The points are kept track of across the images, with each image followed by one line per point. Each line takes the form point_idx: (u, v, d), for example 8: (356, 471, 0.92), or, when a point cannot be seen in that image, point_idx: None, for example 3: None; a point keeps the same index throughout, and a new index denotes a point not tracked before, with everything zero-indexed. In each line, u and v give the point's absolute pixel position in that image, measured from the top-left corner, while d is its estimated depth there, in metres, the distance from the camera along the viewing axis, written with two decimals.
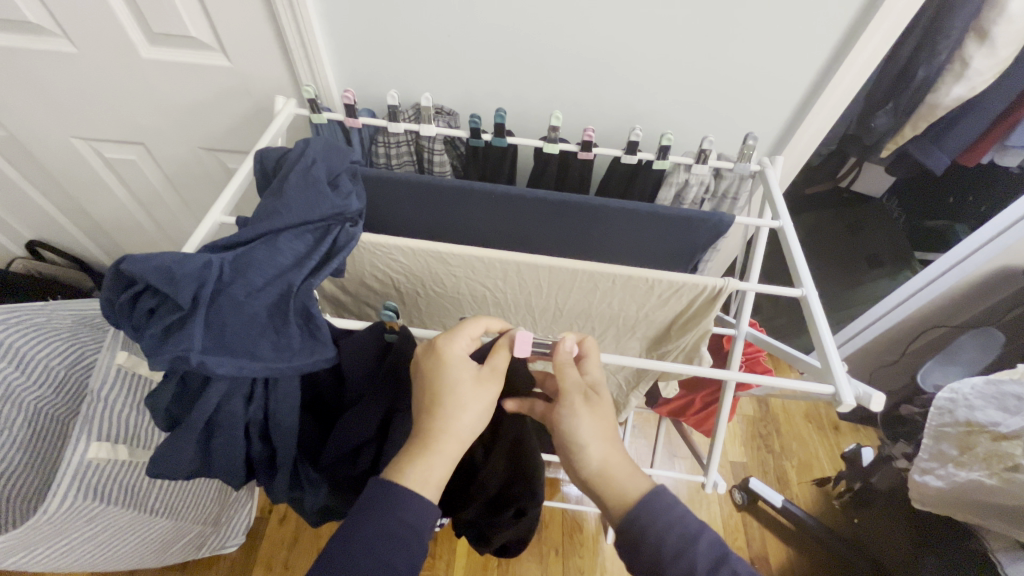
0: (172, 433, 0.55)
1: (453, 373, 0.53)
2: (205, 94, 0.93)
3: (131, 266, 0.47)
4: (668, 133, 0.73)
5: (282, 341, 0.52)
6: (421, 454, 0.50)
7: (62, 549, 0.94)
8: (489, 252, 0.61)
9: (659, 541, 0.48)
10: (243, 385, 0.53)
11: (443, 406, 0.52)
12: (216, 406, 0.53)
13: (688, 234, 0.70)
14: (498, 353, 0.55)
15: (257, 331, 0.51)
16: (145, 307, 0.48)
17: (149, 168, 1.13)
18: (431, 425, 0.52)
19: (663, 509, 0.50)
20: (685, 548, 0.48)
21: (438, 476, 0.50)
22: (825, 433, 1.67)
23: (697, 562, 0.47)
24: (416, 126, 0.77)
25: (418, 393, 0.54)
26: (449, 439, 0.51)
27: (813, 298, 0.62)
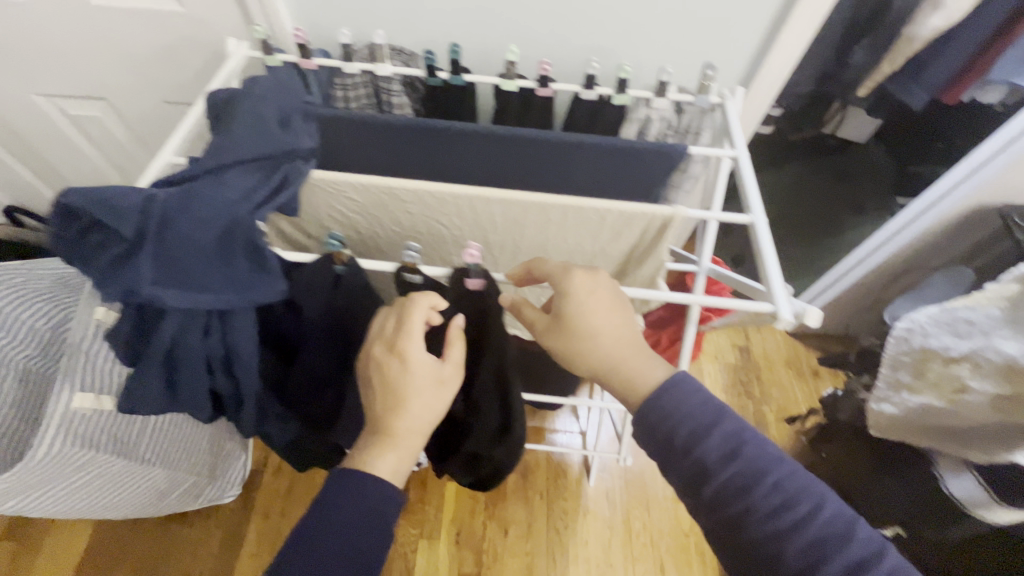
0: (135, 368, 0.57)
1: (414, 380, 0.57)
2: (162, 43, 0.91)
3: (73, 197, 0.48)
4: (625, 66, 0.73)
5: (233, 275, 0.53)
6: (390, 449, 0.57)
7: (58, 495, 0.98)
8: (439, 185, 0.62)
9: (672, 436, 0.49)
10: (198, 317, 0.55)
11: (404, 407, 0.57)
12: (174, 339, 0.55)
13: (643, 167, 0.71)
14: (454, 345, 0.60)
15: (207, 264, 0.52)
16: (93, 241, 0.49)
17: (116, 125, 1.12)
18: (396, 424, 0.57)
19: (675, 409, 0.50)
20: (696, 443, 0.48)
21: (403, 464, 0.58)
22: (804, 378, 1.73)
23: (709, 455, 0.47)
24: (372, 67, 0.76)
25: (379, 393, 0.57)
26: (411, 433, 0.58)
27: (762, 223, 0.61)
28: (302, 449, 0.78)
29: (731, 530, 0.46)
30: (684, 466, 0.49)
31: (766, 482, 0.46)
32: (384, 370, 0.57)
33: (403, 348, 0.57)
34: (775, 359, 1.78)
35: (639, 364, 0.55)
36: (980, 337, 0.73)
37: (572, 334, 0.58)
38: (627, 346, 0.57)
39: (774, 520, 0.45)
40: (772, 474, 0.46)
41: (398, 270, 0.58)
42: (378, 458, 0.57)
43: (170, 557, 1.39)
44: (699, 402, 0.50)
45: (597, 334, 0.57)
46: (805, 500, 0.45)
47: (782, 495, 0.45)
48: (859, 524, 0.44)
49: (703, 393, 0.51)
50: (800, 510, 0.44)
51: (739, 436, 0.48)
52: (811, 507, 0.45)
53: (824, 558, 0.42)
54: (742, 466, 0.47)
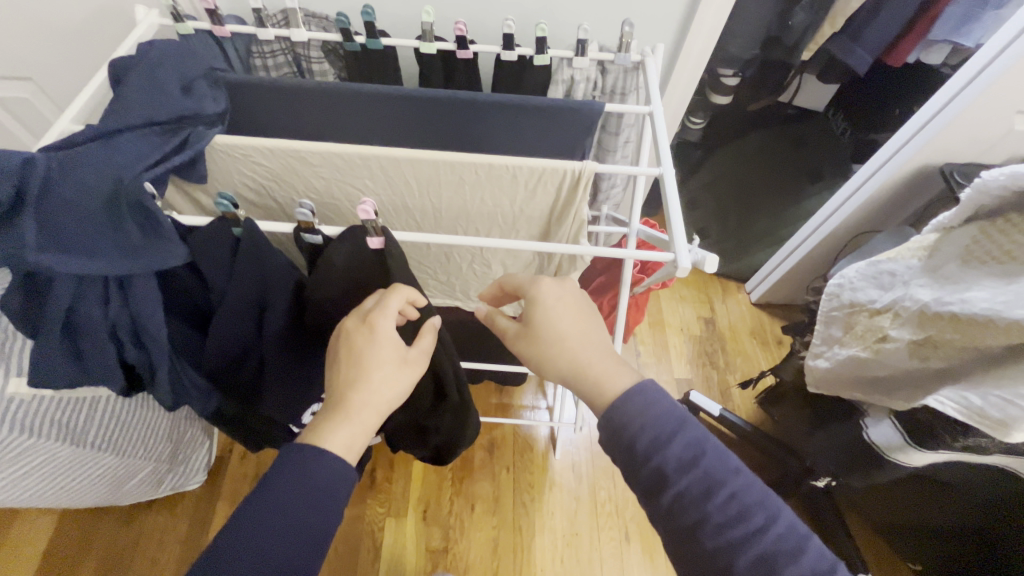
0: (37, 340, 0.56)
1: (382, 351, 0.59)
2: (81, 16, 0.88)
3: None
4: (542, 23, 0.72)
5: (122, 239, 0.52)
6: (344, 424, 0.56)
7: (4, 482, 0.98)
8: (345, 146, 0.60)
9: (633, 442, 0.48)
10: (96, 283, 0.54)
11: (368, 378, 0.58)
12: (73, 307, 0.54)
13: (560, 127, 0.70)
14: (424, 335, 0.65)
15: (95, 227, 0.51)
16: None
17: (47, 106, 1.09)
18: (353, 396, 0.57)
19: (636, 413, 0.48)
20: (657, 449, 0.47)
21: (357, 442, 0.56)
22: (767, 347, 1.76)
23: (668, 462, 0.46)
24: (287, 32, 0.74)
25: (344, 360, 0.59)
26: (367, 409, 0.57)
27: (670, 175, 0.61)
28: (237, 417, 0.79)
29: (685, 541, 0.45)
30: (643, 473, 0.48)
31: (721, 493, 0.45)
32: (351, 339, 0.59)
33: (375, 318, 0.59)
34: (740, 328, 1.80)
35: (606, 367, 0.55)
36: (901, 287, 0.75)
37: (540, 338, 0.59)
38: (594, 349, 0.57)
39: (727, 533, 0.44)
40: (729, 486, 0.45)
41: (296, 230, 0.59)
42: (331, 432, 0.55)
43: (136, 545, 1.39)
44: (663, 408, 0.48)
45: (562, 337, 0.58)
46: (759, 512, 0.44)
47: (737, 507, 0.44)
48: (812, 540, 0.43)
49: (667, 401, 0.49)
50: (754, 524, 0.43)
51: (700, 445, 0.47)
52: (766, 520, 0.44)
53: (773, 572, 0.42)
54: (700, 476, 0.45)
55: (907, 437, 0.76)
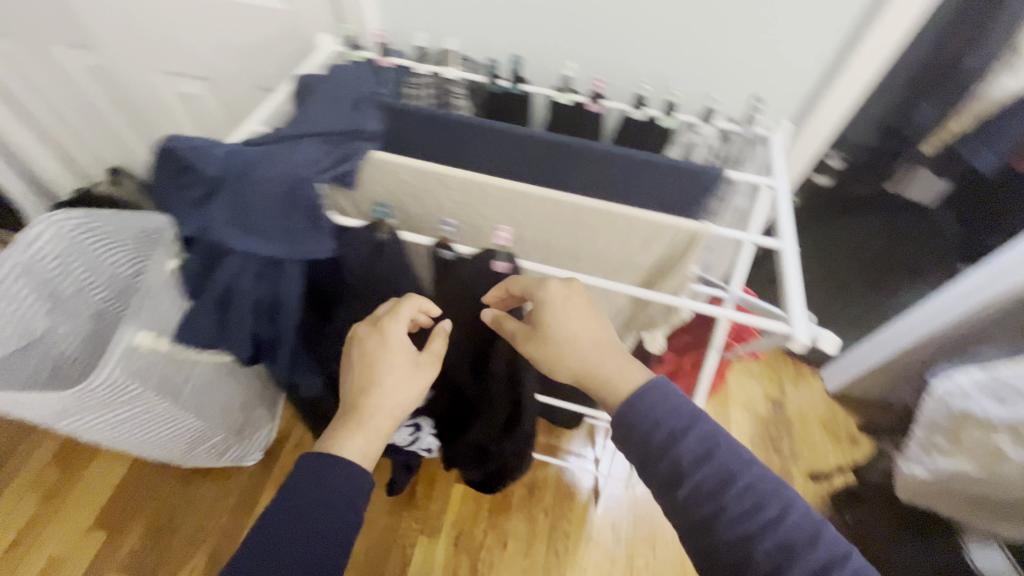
0: (197, 300, 0.65)
1: (392, 355, 0.64)
2: (266, 35, 1.04)
3: (178, 143, 0.57)
4: (675, 90, 0.77)
5: (289, 226, 0.59)
6: (357, 430, 0.61)
7: (107, 422, 1.08)
8: (485, 176, 0.66)
9: (648, 438, 0.50)
10: (256, 262, 0.61)
11: (379, 386, 0.63)
12: (233, 277, 0.62)
13: (678, 186, 0.73)
14: (436, 339, 0.67)
15: (270, 214, 0.58)
16: (183, 181, 0.58)
17: (213, 104, 1.25)
18: (368, 401, 0.62)
19: (648, 408, 0.51)
20: (671, 445, 0.49)
21: (371, 448, 0.61)
22: (838, 442, 1.64)
23: (683, 456, 0.48)
24: (439, 69, 0.84)
25: (356, 363, 0.64)
26: (380, 414, 0.62)
27: (791, 249, 0.62)
28: (322, 404, 0.85)
29: (700, 533, 0.47)
30: (659, 467, 0.49)
31: (738, 485, 0.46)
32: (364, 343, 0.64)
33: (386, 323, 0.63)
34: (809, 417, 1.70)
35: (616, 367, 0.57)
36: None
37: (549, 342, 0.61)
38: (604, 350, 0.59)
39: (743, 523, 0.45)
40: (744, 478, 0.47)
41: (435, 245, 0.66)
42: (345, 438, 0.60)
43: (189, 509, 1.48)
44: (675, 404, 0.51)
45: (573, 339, 0.60)
46: (774, 504, 0.46)
47: (753, 498, 0.46)
48: (826, 528, 0.45)
49: (679, 398, 0.51)
50: (769, 514, 0.45)
51: (712, 439, 0.49)
52: (781, 511, 0.45)
53: (791, 560, 0.43)
54: (716, 468, 0.47)
55: (1019, 568, 0.74)
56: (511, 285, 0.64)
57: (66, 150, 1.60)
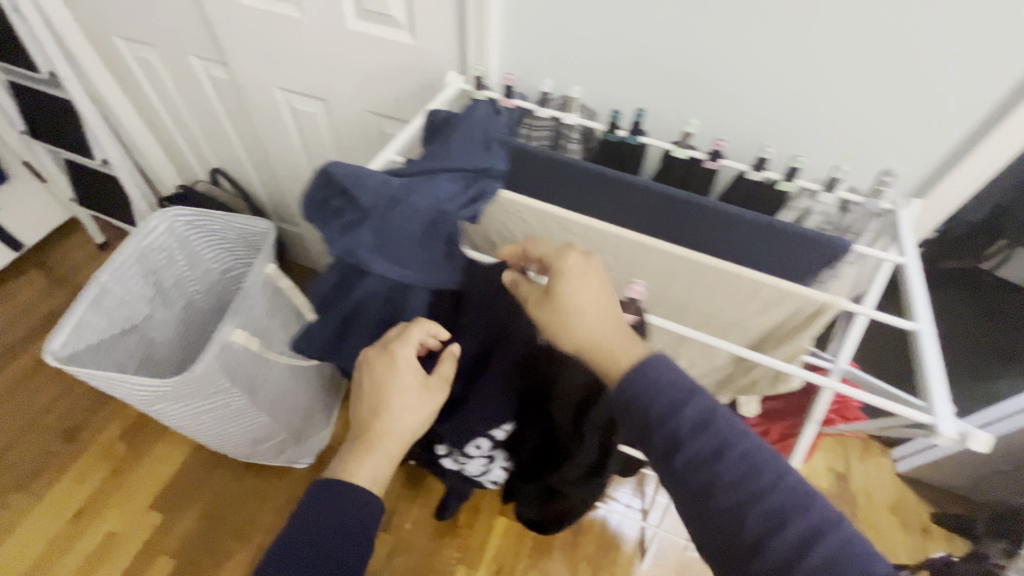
0: (322, 316, 0.69)
1: (400, 382, 0.63)
2: (387, 66, 1.11)
3: (339, 169, 0.59)
4: (801, 156, 0.76)
5: (426, 258, 0.63)
6: (370, 454, 0.64)
7: (191, 412, 1.12)
8: (608, 226, 0.68)
9: (648, 408, 0.49)
10: (388, 288, 0.65)
11: (388, 412, 0.64)
12: (364, 298, 0.66)
13: (800, 253, 0.72)
14: (445, 362, 0.65)
15: (411, 244, 0.62)
16: (334, 205, 0.61)
17: (323, 123, 1.33)
18: (379, 426, 0.64)
19: (649, 383, 0.50)
20: (669, 415, 0.49)
21: (382, 470, 0.65)
22: (909, 531, 1.53)
23: (680, 425, 0.48)
24: (560, 114, 0.87)
25: (367, 385, 0.65)
26: (391, 438, 0.65)
27: (928, 335, 0.60)
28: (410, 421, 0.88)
29: (696, 501, 0.47)
30: (656, 439, 0.49)
31: (732, 453, 0.47)
32: (373, 365, 0.64)
33: (396, 347, 0.63)
34: (877, 498, 1.59)
35: (619, 343, 0.55)
36: None
37: (559, 310, 0.58)
38: (610, 326, 0.56)
39: (739, 490, 0.46)
40: (739, 446, 0.47)
41: None
42: (358, 462, 0.64)
43: (239, 504, 1.51)
44: (676, 376, 0.50)
45: (582, 310, 0.57)
46: (770, 470, 0.46)
47: (749, 466, 0.46)
48: (820, 497, 0.45)
49: (678, 371, 0.50)
50: (764, 479, 0.46)
51: (711, 408, 0.49)
52: (776, 476, 0.46)
53: (783, 525, 0.44)
54: (712, 438, 0.47)
55: None
56: (534, 249, 0.63)
57: (176, 149, 1.73)
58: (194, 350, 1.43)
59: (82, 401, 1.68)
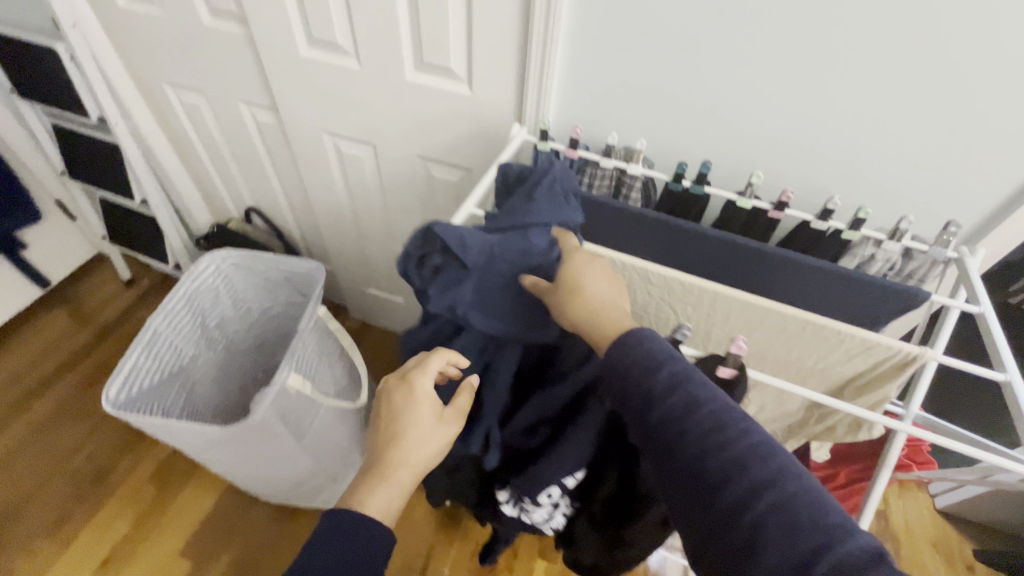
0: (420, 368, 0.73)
1: (419, 410, 0.65)
2: (441, 114, 1.15)
3: (442, 228, 0.61)
4: (866, 207, 0.79)
5: (518, 314, 0.67)
6: (382, 485, 0.62)
7: (241, 456, 1.11)
8: (693, 278, 0.70)
9: (628, 371, 0.55)
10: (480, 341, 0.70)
11: (402, 440, 0.64)
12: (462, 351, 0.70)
13: (871, 301, 0.76)
14: (461, 394, 0.68)
15: (506, 300, 0.66)
16: (433, 263, 0.63)
17: (369, 165, 1.37)
18: (392, 455, 0.63)
19: (631, 348, 0.56)
20: (647, 376, 0.54)
21: (395, 503, 0.62)
22: (955, 569, 1.50)
23: (655, 385, 0.54)
24: (623, 165, 0.89)
25: (383, 415, 0.66)
26: (404, 469, 0.63)
27: (1019, 385, 0.62)
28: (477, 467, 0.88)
29: (666, 452, 0.52)
30: (633, 395, 0.55)
31: (701, 410, 0.51)
32: (392, 395, 0.67)
33: (414, 376, 0.66)
34: (919, 534, 1.57)
35: (615, 317, 0.61)
36: None
37: (564, 285, 0.64)
38: (606, 302, 0.63)
39: (704, 441, 0.50)
40: (709, 405, 0.51)
41: None
42: (371, 494, 0.61)
43: (272, 549, 1.48)
44: (653, 346, 0.56)
45: (587, 289, 0.64)
46: (735, 427, 0.50)
47: (714, 421, 0.50)
48: (781, 455, 0.48)
49: (658, 342, 0.57)
50: (728, 433, 0.49)
51: (684, 374, 0.54)
52: (740, 433, 0.49)
53: (740, 474, 0.47)
54: (683, 396, 0.52)
55: None
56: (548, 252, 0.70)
57: (212, 188, 1.76)
58: (229, 392, 1.41)
59: (111, 442, 1.65)
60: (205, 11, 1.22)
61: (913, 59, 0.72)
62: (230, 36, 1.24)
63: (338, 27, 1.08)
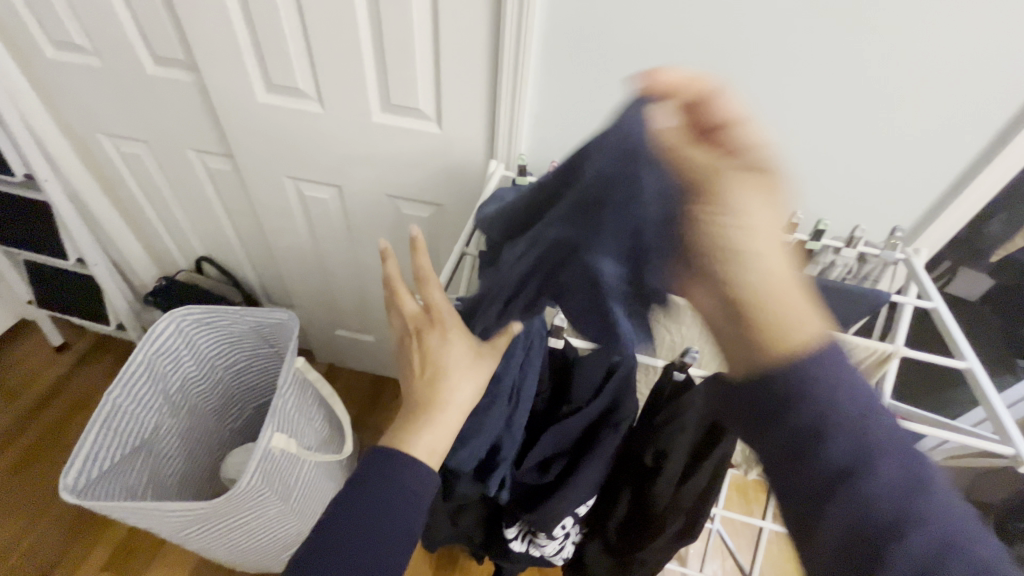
0: None
1: (452, 350, 0.65)
2: (410, 153, 1.15)
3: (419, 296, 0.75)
4: (824, 219, 0.87)
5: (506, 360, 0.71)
6: (427, 428, 0.64)
7: (221, 530, 1.02)
8: None
9: (830, 403, 0.40)
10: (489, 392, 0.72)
11: (443, 381, 0.65)
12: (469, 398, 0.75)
13: (842, 307, 0.82)
14: (500, 336, 0.66)
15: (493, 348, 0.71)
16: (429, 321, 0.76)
17: (335, 207, 1.34)
18: (434, 398, 0.65)
19: (831, 373, 0.40)
20: (864, 418, 0.40)
21: (440, 442, 0.65)
22: None
23: (870, 445, 0.39)
24: None
25: (420, 355, 0.67)
26: (449, 410, 0.65)
27: (979, 370, 0.69)
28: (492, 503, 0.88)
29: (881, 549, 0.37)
30: (828, 453, 0.39)
31: (933, 492, 0.38)
32: (425, 339, 0.67)
33: (444, 320, 0.66)
34: None
35: (796, 309, 0.41)
36: None
37: (737, 219, 0.41)
38: (786, 278, 0.41)
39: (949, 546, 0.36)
40: (937, 489, 0.38)
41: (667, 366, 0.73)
42: (416, 436, 0.64)
43: None
44: (855, 377, 0.41)
45: (759, 245, 0.41)
46: (977, 536, 0.37)
47: (951, 520, 0.37)
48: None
49: (853, 373, 0.41)
50: (977, 545, 0.36)
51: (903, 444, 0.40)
52: (989, 547, 0.37)
53: None
54: (905, 471, 0.39)
55: None
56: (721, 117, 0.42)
57: (155, 240, 1.65)
58: (194, 457, 1.30)
59: (55, 533, 1.48)
60: (148, 58, 1.16)
61: (853, 81, 0.83)
62: (178, 85, 1.18)
63: (299, 71, 1.07)
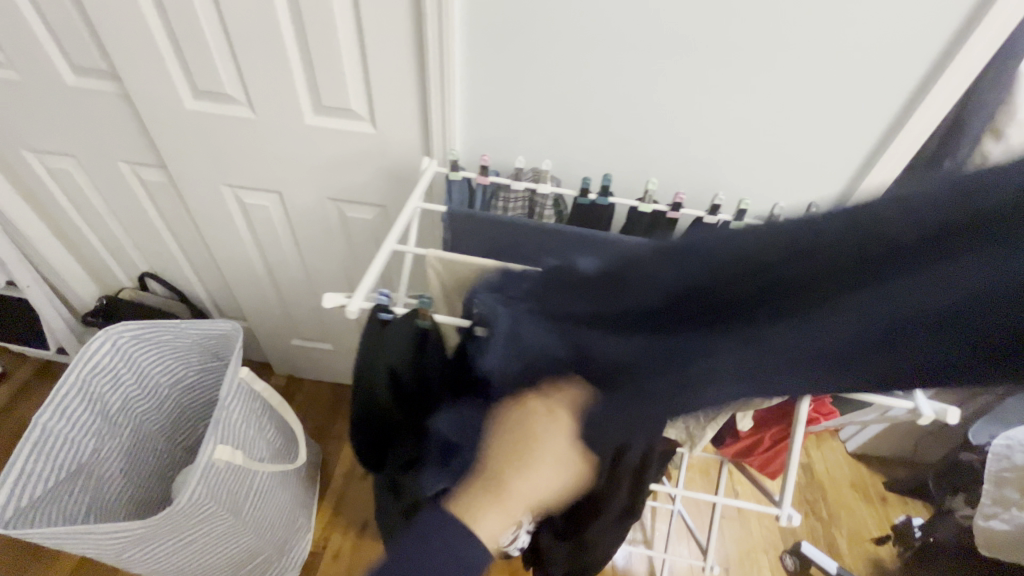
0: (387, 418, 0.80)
1: (548, 444, 0.53)
2: (348, 155, 1.14)
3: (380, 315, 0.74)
4: (746, 199, 0.90)
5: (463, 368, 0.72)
6: (495, 511, 0.53)
7: (167, 550, 0.99)
8: None
9: None
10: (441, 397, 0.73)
11: (527, 468, 0.53)
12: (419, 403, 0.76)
13: None
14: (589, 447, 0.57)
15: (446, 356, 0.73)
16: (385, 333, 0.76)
17: (277, 214, 1.32)
18: (515, 484, 0.53)
19: None
20: None
21: (496, 532, 0.54)
22: (873, 503, 1.70)
23: None
24: (534, 186, 0.96)
25: (510, 433, 0.54)
26: (523, 501, 0.54)
27: None
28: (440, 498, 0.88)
29: None
30: None
31: None
32: (526, 418, 0.54)
33: (560, 406, 0.53)
34: (840, 479, 1.76)
35: None
36: None
37: None
38: None
39: None
40: None
41: None
42: (481, 517, 0.53)
43: None
44: None
45: None
46: None
47: None
48: None
49: None
50: None
51: None
52: None
53: None
54: None
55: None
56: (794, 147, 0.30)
57: (94, 258, 1.59)
58: (139, 478, 1.26)
59: None
60: (67, 69, 1.12)
61: (762, 67, 0.86)
62: (101, 95, 1.15)
63: (226, 76, 1.05)
